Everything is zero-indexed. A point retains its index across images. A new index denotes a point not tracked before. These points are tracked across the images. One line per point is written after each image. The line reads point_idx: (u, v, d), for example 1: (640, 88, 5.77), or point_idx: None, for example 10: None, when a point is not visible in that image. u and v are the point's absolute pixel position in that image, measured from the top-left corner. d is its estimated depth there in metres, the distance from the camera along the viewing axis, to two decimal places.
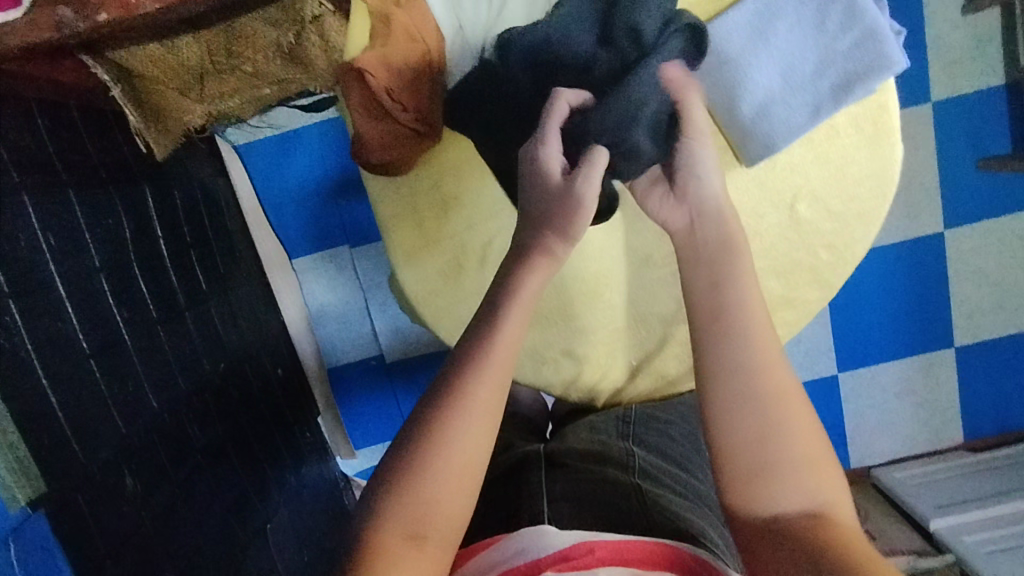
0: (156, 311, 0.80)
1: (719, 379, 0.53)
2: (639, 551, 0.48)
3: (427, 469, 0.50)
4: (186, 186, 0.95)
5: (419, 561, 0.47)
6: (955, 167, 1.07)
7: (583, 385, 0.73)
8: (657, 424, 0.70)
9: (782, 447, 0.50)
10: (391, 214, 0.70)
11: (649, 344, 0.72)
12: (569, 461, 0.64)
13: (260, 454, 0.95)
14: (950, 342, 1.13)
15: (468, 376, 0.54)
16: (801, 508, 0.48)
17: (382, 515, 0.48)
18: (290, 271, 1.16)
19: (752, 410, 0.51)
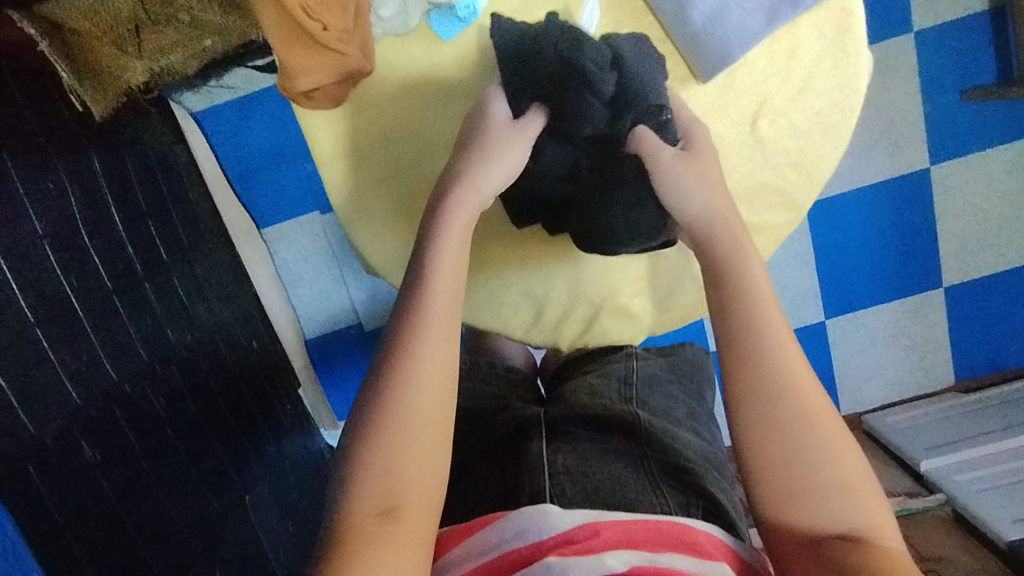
0: (109, 281, 0.75)
1: (747, 402, 0.50)
2: (647, 531, 0.47)
3: (387, 438, 0.49)
4: (136, 147, 0.87)
5: (400, 534, 0.46)
6: (940, 99, 1.03)
7: (545, 327, 0.76)
8: (660, 385, 0.67)
9: (812, 470, 0.47)
10: (330, 150, 0.71)
11: (611, 285, 0.76)
12: (573, 430, 0.60)
13: (236, 426, 0.91)
14: (939, 281, 1.12)
15: (413, 336, 0.53)
16: (840, 532, 0.46)
17: (352, 494, 0.48)
18: (259, 239, 1.11)
19: (784, 434, 0.49)
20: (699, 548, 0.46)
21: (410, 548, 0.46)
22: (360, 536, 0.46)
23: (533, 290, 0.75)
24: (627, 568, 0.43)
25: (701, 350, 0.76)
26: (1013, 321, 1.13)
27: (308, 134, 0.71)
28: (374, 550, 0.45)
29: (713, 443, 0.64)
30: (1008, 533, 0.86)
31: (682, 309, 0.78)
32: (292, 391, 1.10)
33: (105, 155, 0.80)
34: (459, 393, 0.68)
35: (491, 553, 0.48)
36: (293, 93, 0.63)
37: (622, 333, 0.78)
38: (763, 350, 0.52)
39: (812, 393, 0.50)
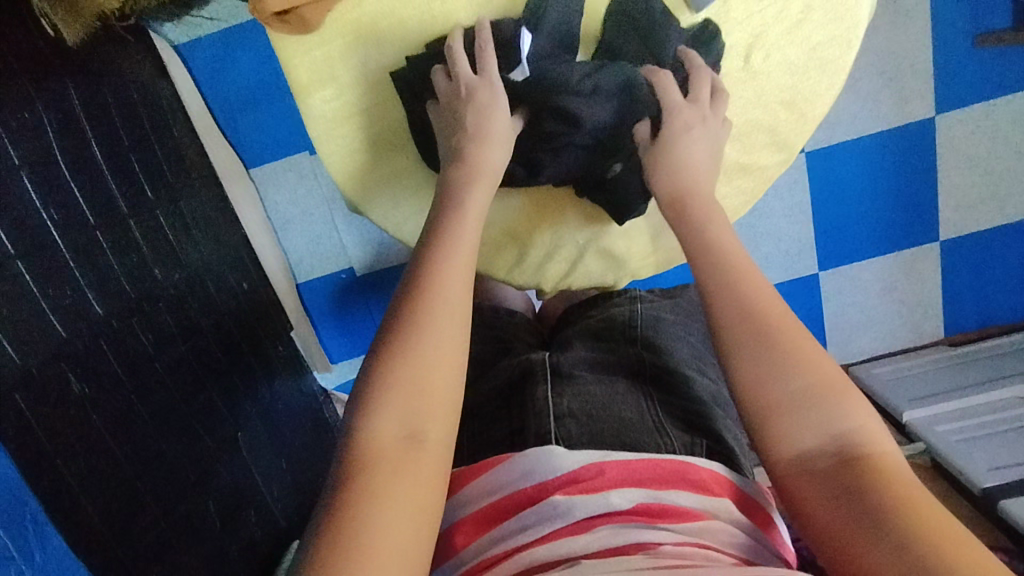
0: (92, 218, 0.72)
1: (737, 336, 0.53)
2: (651, 469, 0.48)
3: (414, 367, 0.49)
4: (116, 78, 0.82)
5: (421, 461, 0.46)
6: (952, 46, 0.99)
7: (528, 268, 0.78)
8: (665, 325, 0.66)
9: (795, 386, 0.49)
10: (308, 77, 0.67)
11: (594, 226, 0.78)
12: (579, 373, 0.59)
13: (227, 366, 0.90)
14: (934, 235, 1.11)
15: (439, 281, 0.54)
16: (826, 445, 0.47)
17: (373, 417, 0.47)
18: (248, 181, 1.06)
19: (762, 355, 0.51)
20: (702, 486, 0.47)
21: (430, 475, 0.46)
22: (381, 457, 0.45)
23: (520, 231, 0.77)
24: (632, 507, 0.45)
25: (704, 290, 0.74)
26: (1008, 275, 1.13)
27: (282, 62, 0.66)
28: (399, 471, 0.45)
29: (717, 383, 0.64)
30: (982, 481, 0.90)
31: (662, 253, 0.81)
32: (284, 333, 1.09)
33: (83, 85, 0.75)
34: None
35: (496, 492, 0.48)
36: (266, 16, 0.61)
37: (605, 275, 0.81)
38: (737, 282, 0.56)
39: (786, 320, 0.53)
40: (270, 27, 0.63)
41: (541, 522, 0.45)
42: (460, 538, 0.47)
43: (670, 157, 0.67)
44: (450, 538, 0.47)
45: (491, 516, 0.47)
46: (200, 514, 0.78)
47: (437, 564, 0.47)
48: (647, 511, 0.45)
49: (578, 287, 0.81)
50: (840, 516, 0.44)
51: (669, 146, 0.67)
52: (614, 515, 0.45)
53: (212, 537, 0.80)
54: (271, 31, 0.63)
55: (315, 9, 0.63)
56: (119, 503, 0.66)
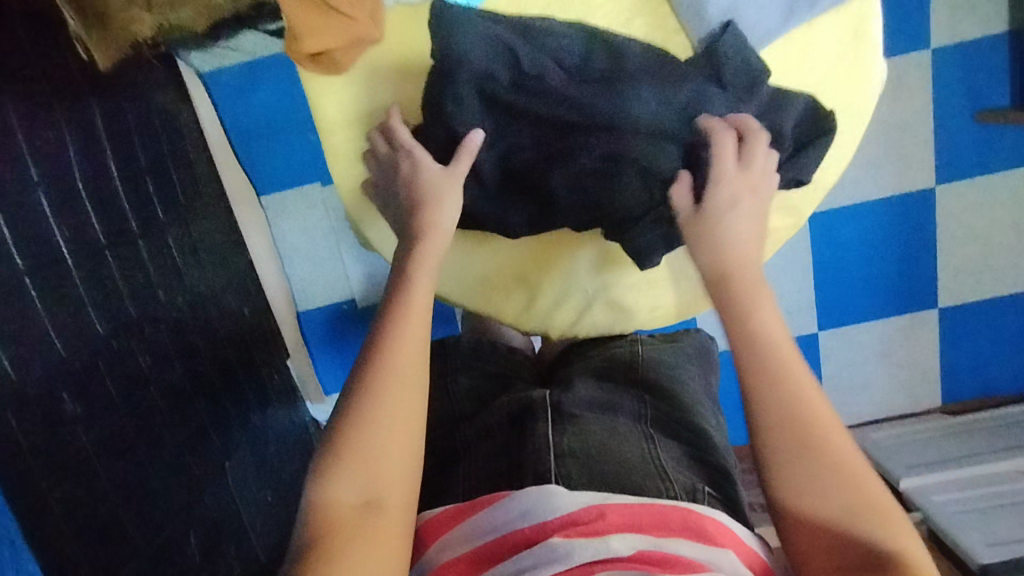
0: (103, 237, 0.73)
1: (776, 437, 0.55)
2: (652, 516, 0.47)
3: (370, 436, 0.50)
4: (141, 104, 0.84)
5: (377, 527, 0.47)
6: (951, 121, 1.03)
7: (536, 314, 0.79)
8: (666, 369, 0.66)
9: (824, 481, 0.52)
10: (330, 115, 0.71)
11: (606, 273, 0.78)
12: (580, 412, 0.58)
13: (221, 392, 0.90)
14: (933, 302, 1.12)
15: (393, 339, 0.55)
16: (863, 555, 0.49)
17: (332, 484, 0.49)
18: (258, 208, 1.08)
19: (796, 454, 0.54)
20: (706, 535, 0.46)
21: (386, 544, 0.47)
22: (337, 527, 0.47)
23: (528, 276, 0.78)
24: (632, 554, 0.43)
25: (705, 337, 0.74)
26: (1006, 346, 1.14)
27: (312, 102, 0.71)
28: (355, 541, 0.46)
29: (718, 430, 0.63)
30: (981, 555, 0.87)
31: (674, 307, 0.80)
32: (280, 361, 1.08)
33: (108, 110, 0.77)
34: (462, 372, 0.67)
35: (494, 532, 0.48)
36: (300, 55, 0.67)
37: (614, 326, 0.79)
38: (782, 377, 0.56)
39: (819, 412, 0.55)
40: (303, 66, 0.68)
41: (539, 565, 0.44)
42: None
43: (716, 235, 0.64)
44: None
45: (486, 555, 0.47)
46: (180, 545, 0.76)
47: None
48: (647, 558, 0.43)
49: (586, 337, 0.80)
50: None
51: (717, 216, 0.65)
52: (613, 562, 0.43)
53: (192, 571, 0.77)
54: (303, 69, 0.69)
55: (348, 53, 0.68)
56: (101, 528, 0.64)
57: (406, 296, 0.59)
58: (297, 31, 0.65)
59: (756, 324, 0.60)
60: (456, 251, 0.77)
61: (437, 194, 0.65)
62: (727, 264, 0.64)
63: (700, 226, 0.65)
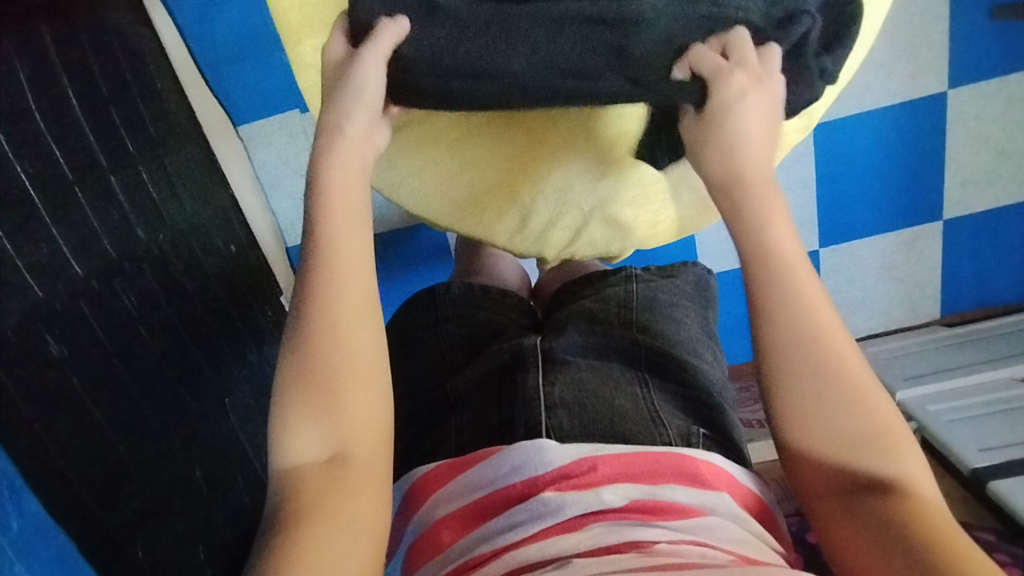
0: (70, 171, 0.69)
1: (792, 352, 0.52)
2: (645, 463, 0.47)
3: (324, 389, 0.49)
4: (94, 23, 0.77)
5: (351, 480, 0.48)
6: (969, 16, 0.95)
7: (530, 235, 0.76)
8: (662, 308, 0.64)
9: (835, 402, 0.50)
10: (294, 21, 0.66)
11: (603, 191, 0.74)
12: (571, 358, 0.57)
13: (213, 328, 0.89)
14: (938, 214, 1.09)
15: (329, 285, 0.52)
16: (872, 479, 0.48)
17: (294, 444, 0.49)
18: (235, 138, 1.02)
19: (796, 353, 0.51)
20: (698, 479, 0.47)
21: (359, 494, 0.47)
22: (308, 485, 0.47)
23: (521, 197, 0.74)
24: (625, 504, 0.44)
25: (704, 271, 0.72)
26: (1010, 255, 1.12)
27: (271, 5, 0.66)
28: (326, 497, 0.46)
29: (714, 368, 0.62)
30: (973, 461, 0.88)
31: (668, 225, 0.79)
32: (273, 297, 1.07)
33: (60, 31, 0.71)
34: (451, 319, 0.66)
35: (485, 488, 0.48)
36: None
37: (610, 242, 0.78)
38: (796, 306, 0.52)
39: (825, 319, 0.52)
40: None
41: (532, 519, 0.44)
42: (446, 534, 0.47)
43: (726, 135, 0.57)
44: (436, 533, 0.47)
45: (479, 510, 0.47)
46: (184, 478, 0.77)
47: (424, 560, 0.47)
48: (641, 508, 0.44)
49: (582, 256, 0.79)
50: (878, 549, 0.45)
51: (718, 125, 0.57)
52: (606, 513, 0.44)
53: (198, 502, 0.80)
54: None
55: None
56: (102, 466, 0.65)
57: (331, 227, 0.54)
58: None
59: (769, 240, 0.55)
60: (441, 172, 0.73)
61: (353, 89, 0.57)
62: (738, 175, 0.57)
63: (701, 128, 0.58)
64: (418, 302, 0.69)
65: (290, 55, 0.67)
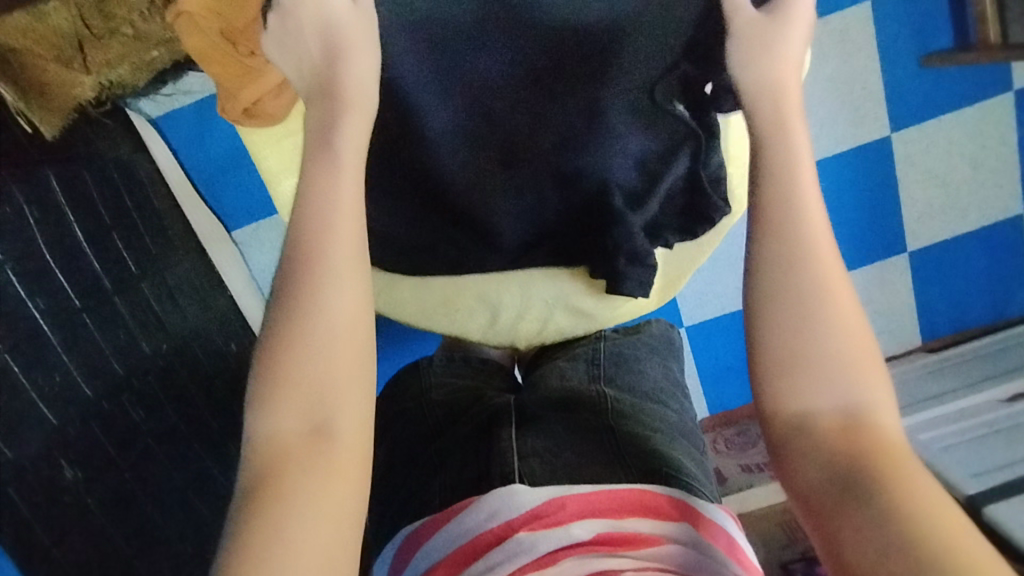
0: (76, 298, 0.74)
1: (781, 267, 0.46)
2: (609, 500, 0.50)
3: (305, 355, 0.43)
4: (93, 163, 0.85)
5: (328, 457, 0.41)
6: (899, 68, 1.05)
7: (500, 327, 0.80)
8: (627, 361, 0.69)
9: (815, 316, 0.44)
10: (273, 162, 0.73)
11: (563, 282, 0.79)
12: (543, 412, 0.61)
13: (217, 428, 0.91)
14: (902, 246, 1.14)
15: (320, 239, 0.46)
16: (835, 407, 0.42)
17: (272, 414, 0.42)
18: (229, 243, 1.05)
19: (795, 299, 0.45)
20: (661, 512, 0.49)
21: (343, 475, 0.41)
22: (284, 462, 0.40)
23: (487, 295, 0.79)
24: (592, 537, 0.47)
25: (668, 326, 0.77)
26: (978, 282, 1.16)
27: (254, 154, 0.73)
28: (304, 475, 0.40)
29: (682, 415, 0.65)
30: (967, 488, 0.87)
31: (633, 307, 0.81)
32: None
33: (64, 173, 0.79)
34: (434, 387, 0.69)
35: (463, 535, 0.50)
36: (235, 115, 0.70)
37: (577, 328, 0.81)
38: (797, 219, 0.47)
39: (834, 269, 0.46)
40: (242, 124, 0.71)
41: (507, 559, 0.46)
42: None
43: (775, 40, 0.53)
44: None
45: (461, 556, 0.49)
46: None
47: None
48: (606, 539, 0.47)
49: (552, 344, 0.82)
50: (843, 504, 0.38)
51: (782, 33, 0.53)
52: (575, 547, 0.46)
53: None
54: (241, 126, 0.71)
55: (276, 104, 0.69)
56: None
57: (325, 181, 0.49)
58: (231, 90, 0.67)
59: (785, 156, 0.49)
60: (415, 281, 0.79)
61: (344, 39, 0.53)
62: (773, 80, 0.52)
63: (763, 35, 0.53)
64: (404, 374, 0.72)
65: (273, 193, 0.75)
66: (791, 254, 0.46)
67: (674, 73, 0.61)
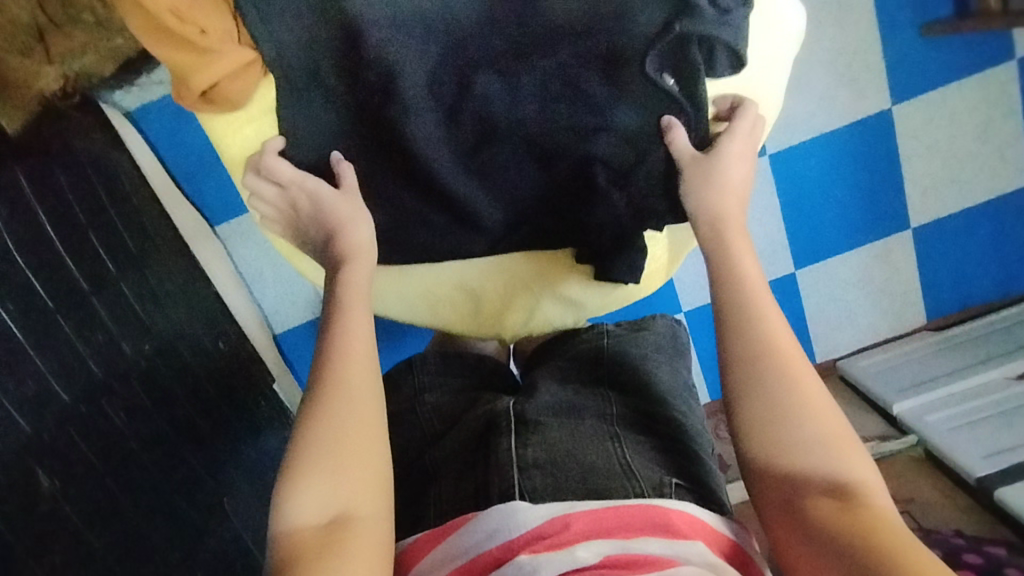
0: (50, 300, 0.70)
1: (754, 362, 0.54)
2: (617, 517, 0.47)
3: (328, 453, 0.51)
4: (67, 161, 0.81)
5: (349, 542, 0.47)
6: (900, 38, 1.01)
7: (486, 318, 0.79)
8: (631, 360, 0.65)
9: (795, 431, 0.51)
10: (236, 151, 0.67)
11: (549, 271, 0.77)
12: (544, 419, 0.57)
13: (207, 430, 0.88)
14: (905, 223, 1.12)
15: (339, 348, 0.57)
16: (825, 484, 0.49)
17: (297, 507, 0.49)
18: (213, 238, 1.03)
19: (767, 391, 0.53)
20: (673, 529, 0.46)
21: (360, 554, 0.47)
22: (307, 549, 0.47)
23: (472, 287, 0.77)
24: (599, 561, 0.44)
25: (673, 322, 0.73)
26: (983, 258, 1.14)
27: (215, 142, 0.67)
28: (324, 558, 0.46)
29: (694, 418, 0.62)
30: (976, 470, 0.86)
31: (623, 292, 0.80)
32: (268, 388, 1.07)
33: (34, 171, 0.75)
34: (428, 390, 0.66)
35: (463, 557, 0.48)
36: (191, 99, 0.62)
37: (566, 318, 0.79)
38: (753, 318, 0.56)
39: (795, 357, 0.54)
40: (201, 109, 0.63)
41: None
42: None
43: (716, 176, 0.64)
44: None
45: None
46: None
47: None
48: (617, 563, 0.43)
49: (540, 334, 0.80)
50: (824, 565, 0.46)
51: (718, 165, 0.64)
52: (581, 571, 0.43)
53: None
54: (200, 112, 0.64)
55: (237, 90, 0.62)
56: None
57: (344, 308, 0.60)
58: (182, 74, 0.59)
59: (738, 271, 0.60)
60: (394, 275, 0.75)
61: (339, 215, 0.65)
62: (716, 206, 0.64)
63: (703, 166, 0.64)
64: (395, 375, 0.69)
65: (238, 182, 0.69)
66: (761, 352, 0.54)
67: (671, 33, 0.61)
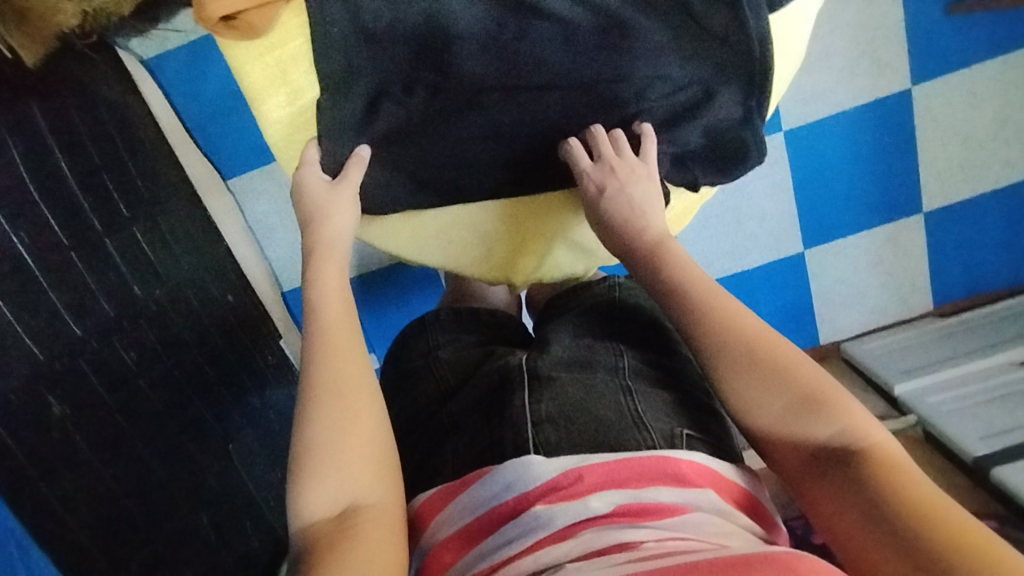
0: (64, 236, 0.71)
1: (736, 352, 0.54)
2: (631, 468, 0.48)
3: (327, 451, 0.51)
4: (83, 101, 0.80)
5: (362, 532, 0.48)
6: (923, 16, 1.00)
7: (496, 262, 0.78)
8: (630, 313, 0.67)
9: (800, 412, 0.50)
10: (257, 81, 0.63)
11: (562, 216, 0.76)
12: (557, 373, 0.58)
13: (213, 377, 0.90)
14: (918, 206, 1.11)
15: (320, 348, 0.57)
16: (846, 461, 0.47)
17: (308, 505, 0.50)
18: (225, 190, 1.03)
19: (762, 380, 0.52)
20: (683, 479, 0.48)
21: (375, 541, 0.48)
22: (323, 544, 0.48)
23: (484, 229, 0.76)
24: (611, 510, 0.45)
25: None
26: (993, 246, 1.13)
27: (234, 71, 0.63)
28: (339, 550, 0.47)
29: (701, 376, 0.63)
30: (974, 449, 0.88)
31: None
32: (274, 342, 1.07)
33: (51, 109, 0.74)
34: (441, 348, 0.67)
35: (480, 508, 0.49)
36: (212, 23, 0.59)
37: (578, 265, 0.79)
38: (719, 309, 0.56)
39: (777, 342, 0.53)
40: (220, 34, 0.60)
41: (525, 533, 0.46)
42: (448, 556, 0.49)
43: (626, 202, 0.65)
44: (439, 556, 0.49)
45: (479, 528, 0.49)
46: (193, 524, 0.78)
47: None
48: (627, 511, 0.45)
49: (550, 279, 0.80)
50: (873, 543, 0.44)
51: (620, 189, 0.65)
52: (595, 520, 0.45)
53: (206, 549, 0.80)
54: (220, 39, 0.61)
55: (260, 13, 0.60)
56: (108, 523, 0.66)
57: (319, 306, 0.60)
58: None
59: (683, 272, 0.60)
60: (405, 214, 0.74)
61: (324, 210, 0.65)
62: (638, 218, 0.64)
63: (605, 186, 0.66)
64: (410, 333, 0.71)
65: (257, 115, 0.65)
66: (745, 340, 0.54)
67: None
